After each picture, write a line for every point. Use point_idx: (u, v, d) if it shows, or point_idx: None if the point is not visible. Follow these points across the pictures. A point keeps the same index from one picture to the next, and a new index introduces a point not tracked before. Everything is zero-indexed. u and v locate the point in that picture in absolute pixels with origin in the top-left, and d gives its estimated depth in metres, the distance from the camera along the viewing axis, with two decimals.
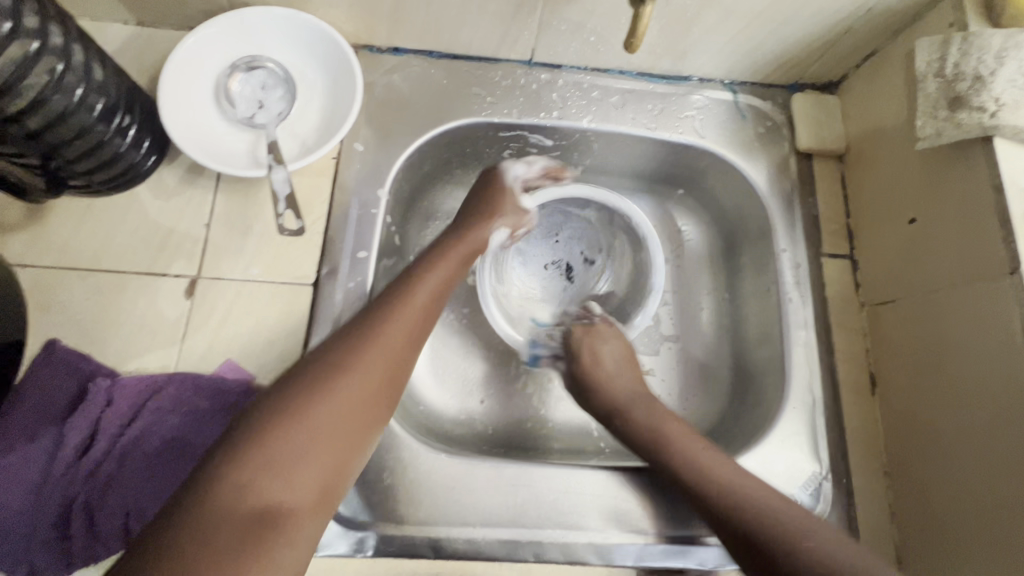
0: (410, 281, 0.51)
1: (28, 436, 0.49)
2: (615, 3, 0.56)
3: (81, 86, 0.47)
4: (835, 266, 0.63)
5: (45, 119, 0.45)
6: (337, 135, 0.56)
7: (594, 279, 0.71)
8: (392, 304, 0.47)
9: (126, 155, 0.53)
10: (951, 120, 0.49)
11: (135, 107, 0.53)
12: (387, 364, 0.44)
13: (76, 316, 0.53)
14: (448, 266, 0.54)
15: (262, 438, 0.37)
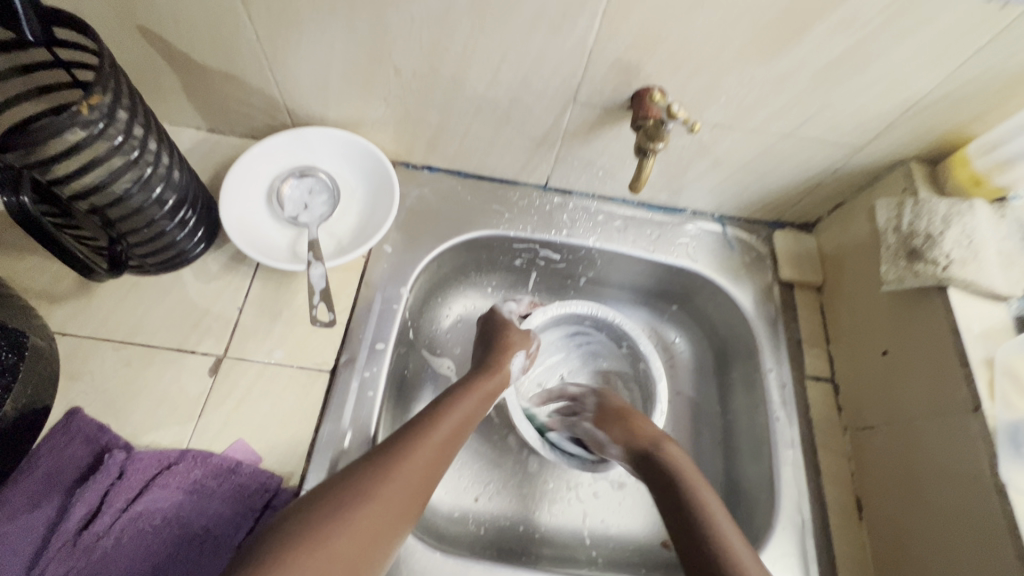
0: (438, 408, 0.54)
1: (31, 505, 0.49)
2: (623, 148, 0.65)
3: (161, 187, 0.54)
4: (818, 389, 0.67)
5: (122, 212, 0.52)
6: (372, 239, 0.63)
7: (576, 364, 0.76)
8: (416, 431, 0.51)
9: (180, 243, 0.60)
10: (911, 270, 0.56)
11: (198, 203, 0.60)
12: (408, 485, 0.48)
13: (103, 386, 0.55)
14: (471, 396, 0.57)
15: (287, 556, 0.40)
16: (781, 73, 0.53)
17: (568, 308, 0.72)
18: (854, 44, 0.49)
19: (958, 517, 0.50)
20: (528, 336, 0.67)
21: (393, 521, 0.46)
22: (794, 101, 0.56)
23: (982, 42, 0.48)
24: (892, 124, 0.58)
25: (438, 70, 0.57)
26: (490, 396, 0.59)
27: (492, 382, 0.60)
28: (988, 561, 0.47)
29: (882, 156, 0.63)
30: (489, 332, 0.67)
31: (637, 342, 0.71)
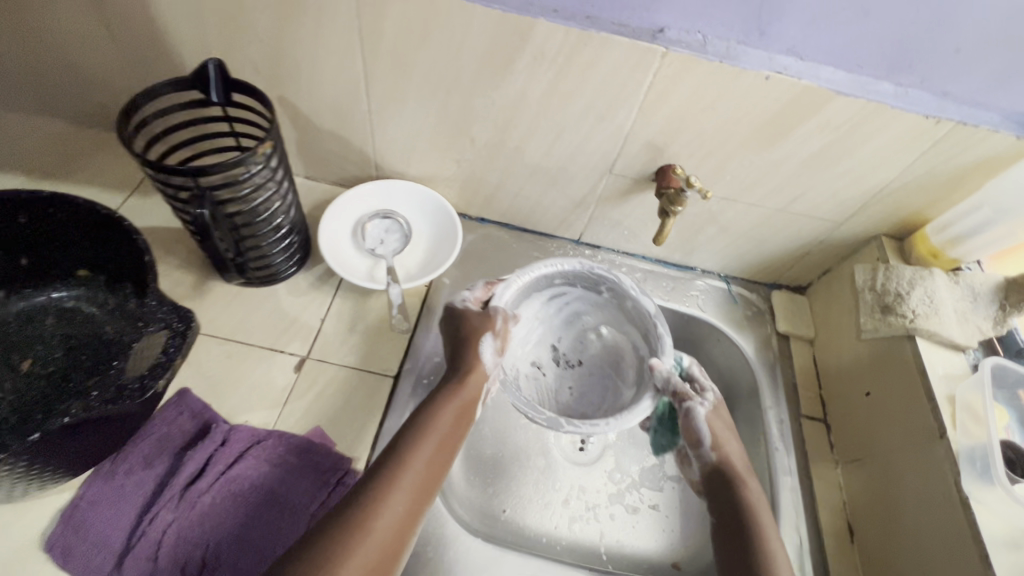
0: (417, 434, 0.56)
1: (146, 464, 0.58)
2: (646, 213, 0.80)
3: (281, 219, 0.67)
4: (812, 427, 0.76)
5: (249, 234, 0.65)
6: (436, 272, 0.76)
7: (560, 330, 0.81)
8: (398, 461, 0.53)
9: (278, 264, 0.72)
10: (885, 321, 0.69)
11: (299, 234, 0.74)
12: (407, 502, 0.51)
13: (207, 373, 0.66)
14: (444, 413, 0.58)
15: None
16: (774, 161, 0.68)
17: (531, 276, 0.72)
18: (828, 143, 0.65)
19: (930, 530, 0.59)
20: (488, 317, 0.66)
21: (389, 552, 0.48)
22: (785, 183, 0.71)
23: (925, 148, 0.63)
24: (864, 206, 0.73)
25: (505, 142, 0.73)
26: (466, 408, 0.60)
27: (467, 394, 0.61)
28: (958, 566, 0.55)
29: (858, 232, 0.77)
30: (450, 332, 0.66)
31: (614, 284, 0.74)
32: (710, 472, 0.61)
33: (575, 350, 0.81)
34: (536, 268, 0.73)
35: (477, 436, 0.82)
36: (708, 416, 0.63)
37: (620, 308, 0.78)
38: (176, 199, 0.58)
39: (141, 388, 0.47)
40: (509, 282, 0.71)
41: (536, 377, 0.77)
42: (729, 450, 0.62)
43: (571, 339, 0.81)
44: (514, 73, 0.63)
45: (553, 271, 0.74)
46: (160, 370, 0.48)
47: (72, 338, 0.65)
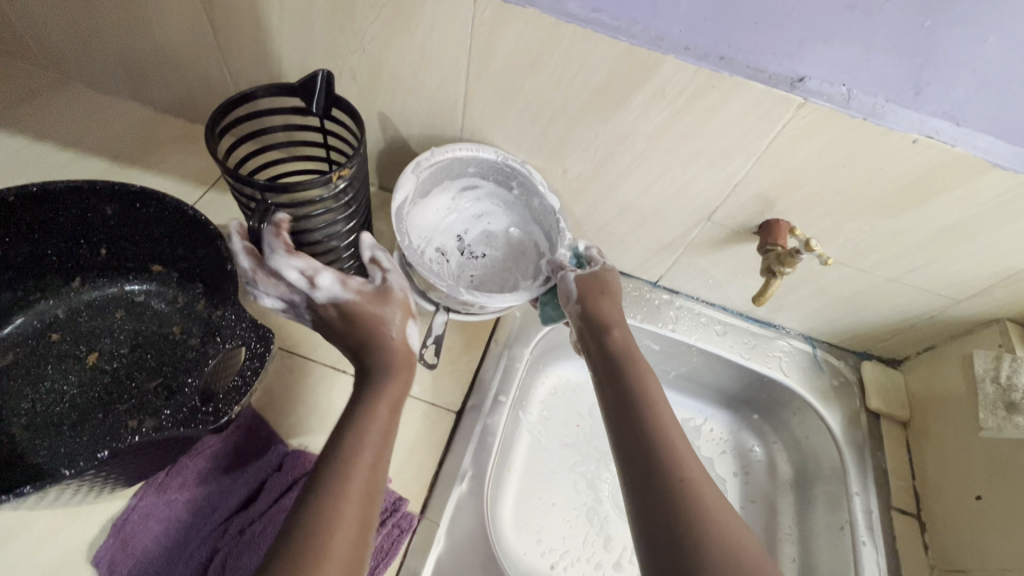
0: (365, 410, 0.49)
1: (201, 481, 0.55)
2: (738, 264, 0.74)
3: (350, 235, 0.66)
4: (904, 522, 0.69)
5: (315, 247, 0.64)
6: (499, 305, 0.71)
7: (471, 222, 0.78)
8: (337, 476, 0.43)
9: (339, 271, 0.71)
10: (1010, 421, 0.61)
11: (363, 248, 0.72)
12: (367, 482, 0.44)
13: (268, 387, 0.64)
14: (380, 409, 0.49)
15: None
16: (899, 229, 0.62)
17: (445, 156, 0.69)
18: (968, 218, 0.58)
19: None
20: (399, 298, 0.58)
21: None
22: (906, 253, 0.65)
23: None
24: (992, 288, 0.65)
25: (600, 177, 0.69)
26: (402, 397, 0.52)
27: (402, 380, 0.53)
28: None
29: (978, 313, 0.69)
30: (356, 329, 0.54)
31: (528, 176, 0.70)
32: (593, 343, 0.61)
33: (486, 243, 0.78)
34: (449, 151, 0.69)
35: (529, 479, 0.77)
36: (580, 280, 0.65)
37: (528, 208, 0.76)
38: (248, 205, 0.58)
39: (215, 413, 0.44)
40: (431, 154, 0.67)
41: (437, 263, 0.75)
42: (617, 337, 0.60)
43: (486, 230, 0.78)
44: (628, 107, 0.59)
45: (469, 155, 0.70)
46: (233, 394, 0.46)
47: (139, 336, 0.63)
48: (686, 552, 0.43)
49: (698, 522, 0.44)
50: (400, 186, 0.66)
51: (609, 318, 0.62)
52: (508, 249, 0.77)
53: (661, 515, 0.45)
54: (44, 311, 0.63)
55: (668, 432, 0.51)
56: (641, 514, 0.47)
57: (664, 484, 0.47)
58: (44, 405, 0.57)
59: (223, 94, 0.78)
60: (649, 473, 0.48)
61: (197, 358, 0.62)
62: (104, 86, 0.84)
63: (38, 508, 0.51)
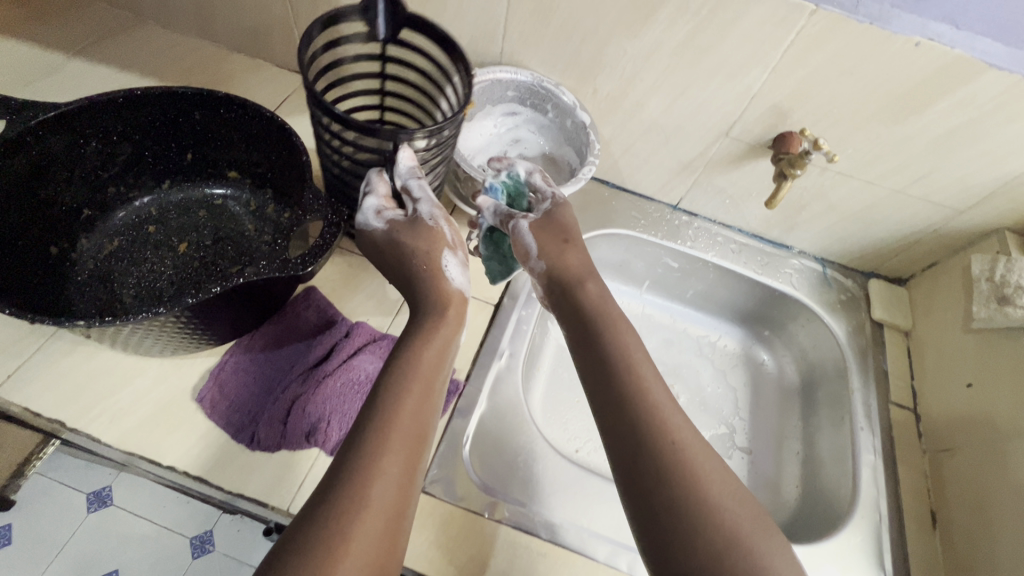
0: (409, 365, 0.51)
1: (280, 344, 0.65)
2: (754, 181, 0.80)
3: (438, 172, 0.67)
4: (901, 414, 0.75)
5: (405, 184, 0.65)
6: None
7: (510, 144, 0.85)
8: (383, 418, 0.46)
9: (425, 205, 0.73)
10: (1001, 312, 0.67)
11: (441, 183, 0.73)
12: (412, 433, 0.46)
13: (332, 277, 0.73)
14: (423, 362, 0.52)
15: (335, 534, 0.38)
16: (904, 137, 0.67)
17: (488, 72, 0.75)
18: (969, 121, 0.63)
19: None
20: (427, 229, 0.62)
21: (398, 509, 0.42)
22: (910, 162, 0.70)
23: None
24: (992, 195, 0.70)
25: (627, 96, 0.75)
26: (446, 357, 0.55)
27: (451, 322, 0.57)
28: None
29: (979, 223, 0.74)
30: (393, 260, 0.62)
31: (562, 97, 0.77)
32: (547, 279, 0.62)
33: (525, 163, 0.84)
34: (492, 71, 0.75)
35: (556, 378, 0.86)
36: (532, 227, 0.64)
37: (562, 130, 0.82)
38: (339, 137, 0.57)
39: (302, 264, 0.54)
40: (476, 74, 0.74)
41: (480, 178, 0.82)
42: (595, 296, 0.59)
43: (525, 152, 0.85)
44: (654, 23, 0.65)
45: (510, 75, 0.76)
46: (317, 251, 0.54)
47: (220, 231, 0.73)
48: (658, 496, 0.44)
49: (668, 454, 0.46)
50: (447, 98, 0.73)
51: (581, 273, 0.61)
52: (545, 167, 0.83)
53: (643, 475, 0.45)
54: (140, 207, 0.73)
55: (644, 374, 0.51)
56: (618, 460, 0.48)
57: (645, 438, 0.47)
58: (147, 280, 0.67)
59: (283, 29, 0.86)
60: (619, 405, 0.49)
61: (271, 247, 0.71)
62: (175, 23, 0.93)
63: (150, 356, 0.61)
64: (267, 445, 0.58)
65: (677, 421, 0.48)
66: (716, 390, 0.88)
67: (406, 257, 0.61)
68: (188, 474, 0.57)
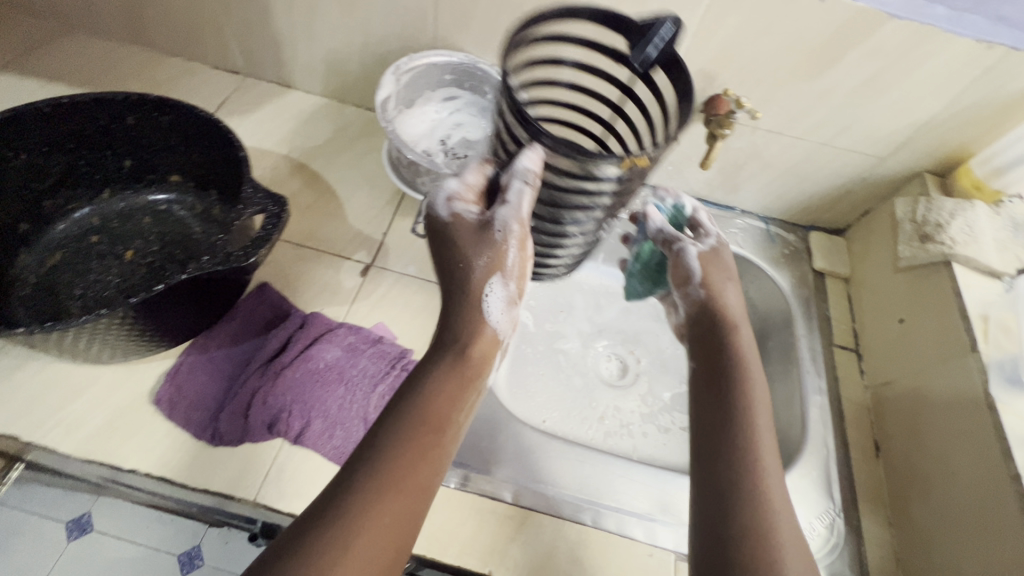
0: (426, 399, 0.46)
1: (234, 340, 0.65)
2: (692, 145, 0.83)
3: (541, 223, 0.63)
4: (844, 355, 0.79)
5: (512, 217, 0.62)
6: None
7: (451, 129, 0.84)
8: (392, 463, 0.42)
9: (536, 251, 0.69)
10: (923, 248, 0.71)
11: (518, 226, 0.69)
12: (420, 481, 0.42)
13: (284, 272, 0.73)
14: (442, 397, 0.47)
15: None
16: (822, 91, 0.71)
17: (425, 55, 0.76)
18: (878, 70, 0.67)
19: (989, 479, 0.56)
20: (493, 243, 0.54)
21: (385, 566, 0.39)
22: (831, 115, 0.73)
23: (975, 75, 0.64)
24: (909, 140, 0.74)
25: None
26: (466, 413, 0.49)
27: (478, 351, 0.51)
28: (988, 479, 0.56)
29: (902, 169, 0.79)
30: (442, 256, 0.55)
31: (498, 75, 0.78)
32: (697, 307, 0.60)
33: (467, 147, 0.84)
34: (427, 55, 0.76)
35: (521, 354, 0.88)
36: (700, 255, 0.62)
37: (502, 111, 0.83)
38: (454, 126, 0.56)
39: (244, 255, 0.54)
40: (410, 58, 0.75)
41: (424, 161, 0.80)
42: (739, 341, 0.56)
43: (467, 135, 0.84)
44: None
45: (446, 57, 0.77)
46: (259, 243, 0.55)
47: (165, 236, 0.72)
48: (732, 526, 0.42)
49: (749, 490, 0.44)
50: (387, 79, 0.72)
51: (735, 317, 0.59)
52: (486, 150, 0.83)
53: (720, 503, 0.44)
54: (81, 219, 0.72)
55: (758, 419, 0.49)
56: (702, 480, 0.46)
57: (729, 468, 0.46)
58: (93, 290, 0.67)
59: (216, 29, 0.85)
60: (721, 429, 0.49)
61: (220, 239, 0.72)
62: (103, 30, 0.91)
63: (101, 364, 0.61)
64: (231, 439, 0.59)
65: (771, 465, 0.46)
66: (675, 352, 0.93)
67: (458, 261, 0.54)
68: (152, 476, 0.57)
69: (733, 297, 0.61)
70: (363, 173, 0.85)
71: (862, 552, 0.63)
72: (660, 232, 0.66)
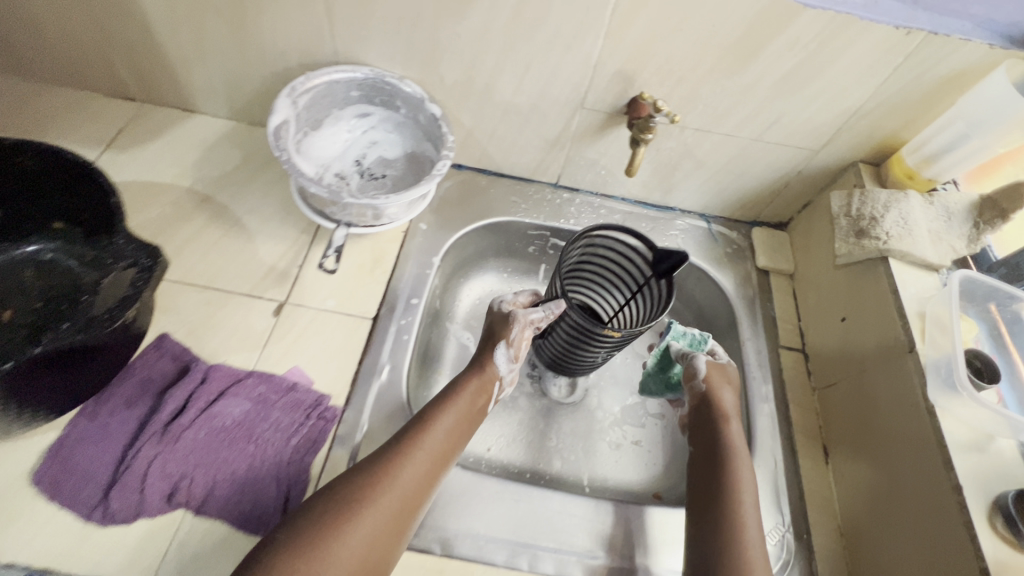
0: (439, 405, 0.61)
1: (128, 403, 0.60)
2: (621, 149, 0.79)
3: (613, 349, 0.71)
4: (791, 357, 0.77)
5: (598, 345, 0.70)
6: (401, 216, 0.75)
7: (365, 147, 0.80)
8: (413, 441, 0.57)
9: (570, 361, 0.78)
10: (859, 245, 0.69)
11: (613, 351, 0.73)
12: (429, 459, 0.57)
13: (187, 319, 0.67)
14: (454, 406, 0.62)
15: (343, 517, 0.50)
16: (744, 86, 0.67)
17: (322, 74, 0.70)
18: (800, 62, 0.63)
19: (901, 457, 0.58)
20: (512, 318, 0.69)
21: (396, 518, 0.52)
22: (758, 110, 0.70)
23: (897, 62, 0.61)
24: (840, 131, 0.71)
25: (475, 79, 0.72)
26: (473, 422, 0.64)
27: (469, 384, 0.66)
28: (931, 488, 0.54)
29: (836, 160, 0.76)
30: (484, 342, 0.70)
31: (408, 89, 0.73)
32: (698, 402, 0.67)
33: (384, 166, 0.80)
34: (326, 73, 0.70)
35: None
36: (708, 363, 0.70)
37: (418, 125, 0.78)
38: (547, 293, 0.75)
39: (111, 318, 0.50)
40: (306, 78, 0.68)
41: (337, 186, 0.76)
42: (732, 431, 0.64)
43: (383, 153, 0.80)
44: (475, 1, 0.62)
45: (347, 73, 0.71)
46: (126, 302, 0.50)
47: (51, 289, 0.66)
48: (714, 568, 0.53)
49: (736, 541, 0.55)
50: (281, 106, 0.67)
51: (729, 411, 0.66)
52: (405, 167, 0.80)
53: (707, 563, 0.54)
54: None
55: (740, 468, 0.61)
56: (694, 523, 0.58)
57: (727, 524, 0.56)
58: None
59: (99, 54, 0.78)
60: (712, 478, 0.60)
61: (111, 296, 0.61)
62: None
63: None
64: (124, 517, 0.54)
65: (749, 506, 0.58)
66: (623, 362, 0.89)
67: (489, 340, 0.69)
68: (30, 570, 0.51)
69: (728, 398, 0.67)
70: (275, 201, 0.79)
71: (813, 567, 0.61)
72: (684, 353, 0.73)
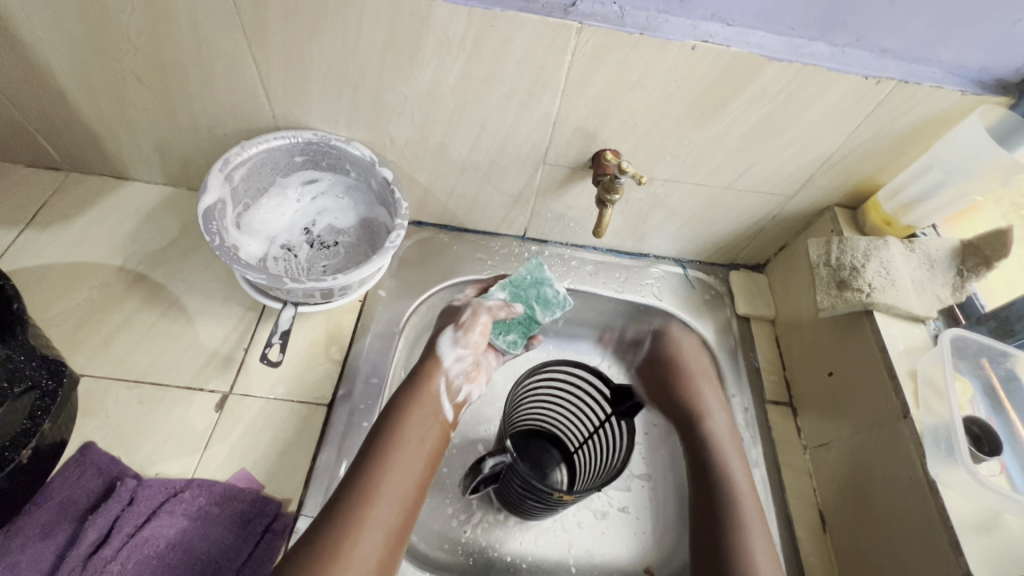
0: (400, 408, 0.58)
1: (44, 534, 0.54)
2: (588, 201, 0.75)
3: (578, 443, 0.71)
4: (778, 412, 0.73)
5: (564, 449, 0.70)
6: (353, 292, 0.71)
7: (315, 214, 0.76)
8: (386, 440, 0.56)
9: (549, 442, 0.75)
10: (841, 298, 0.65)
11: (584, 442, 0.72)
12: (409, 452, 0.56)
13: (115, 423, 0.60)
14: (415, 409, 0.58)
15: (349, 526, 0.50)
16: (712, 138, 0.64)
17: (255, 146, 0.65)
18: (771, 112, 0.60)
19: (898, 508, 0.56)
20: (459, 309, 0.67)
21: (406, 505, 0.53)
22: (729, 159, 0.66)
23: (870, 110, 0.58)
24: (813, 177, 0.68)
25: (428, 139, 0.67)
26: (430, 416, 0.59)
27: (414, 427, 0.58)
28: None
29: (812, 204, 0.73)
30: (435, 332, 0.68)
31: (352, 153, 0.68)
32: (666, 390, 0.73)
33: (335, 233, 0.75)
34: (260, 144, 0.65)
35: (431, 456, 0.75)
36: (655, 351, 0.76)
37: (369, 188, 0.73)
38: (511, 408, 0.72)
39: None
40: (238, 152, 0.64)
41: (285, 260, 0.72)
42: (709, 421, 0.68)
43: (334, 219, 0.76)
44: (421, 63, 0.57)
45: (283, 142, 0.66)
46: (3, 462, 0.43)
47: None
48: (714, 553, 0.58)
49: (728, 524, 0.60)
50: (210, 187, 0.63)
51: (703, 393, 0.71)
52: (358, 234, 0.75)
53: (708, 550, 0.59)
54: None
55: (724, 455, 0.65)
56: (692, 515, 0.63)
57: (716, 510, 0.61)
58: None
59: (13, 125, 0.71)
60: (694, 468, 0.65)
61: (23, 434, 0.52)
62: None
63: None
64: None
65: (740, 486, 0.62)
66: None
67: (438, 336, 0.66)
68: None
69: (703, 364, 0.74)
70: (217, 276, 0.72)
71: None
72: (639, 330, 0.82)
